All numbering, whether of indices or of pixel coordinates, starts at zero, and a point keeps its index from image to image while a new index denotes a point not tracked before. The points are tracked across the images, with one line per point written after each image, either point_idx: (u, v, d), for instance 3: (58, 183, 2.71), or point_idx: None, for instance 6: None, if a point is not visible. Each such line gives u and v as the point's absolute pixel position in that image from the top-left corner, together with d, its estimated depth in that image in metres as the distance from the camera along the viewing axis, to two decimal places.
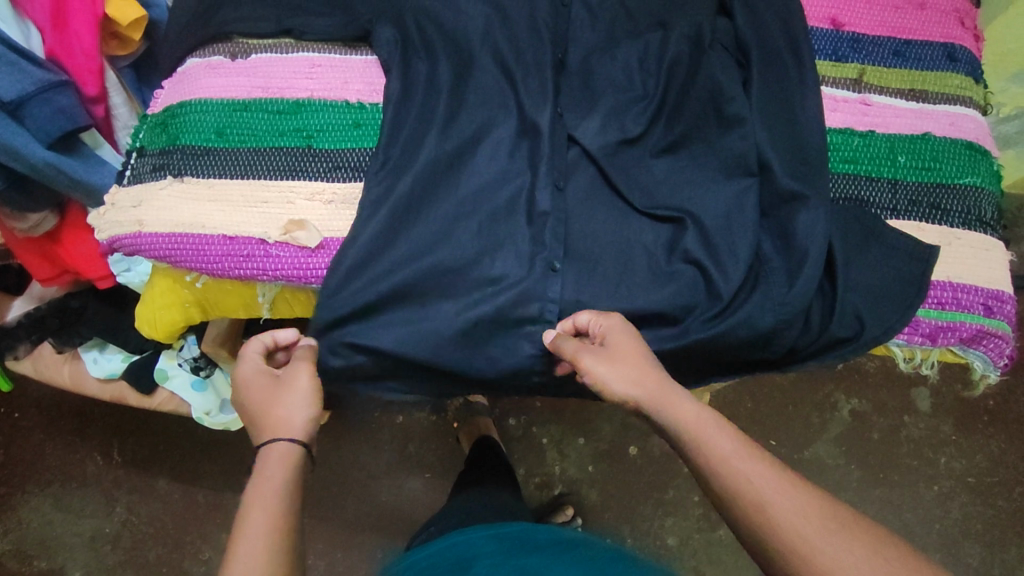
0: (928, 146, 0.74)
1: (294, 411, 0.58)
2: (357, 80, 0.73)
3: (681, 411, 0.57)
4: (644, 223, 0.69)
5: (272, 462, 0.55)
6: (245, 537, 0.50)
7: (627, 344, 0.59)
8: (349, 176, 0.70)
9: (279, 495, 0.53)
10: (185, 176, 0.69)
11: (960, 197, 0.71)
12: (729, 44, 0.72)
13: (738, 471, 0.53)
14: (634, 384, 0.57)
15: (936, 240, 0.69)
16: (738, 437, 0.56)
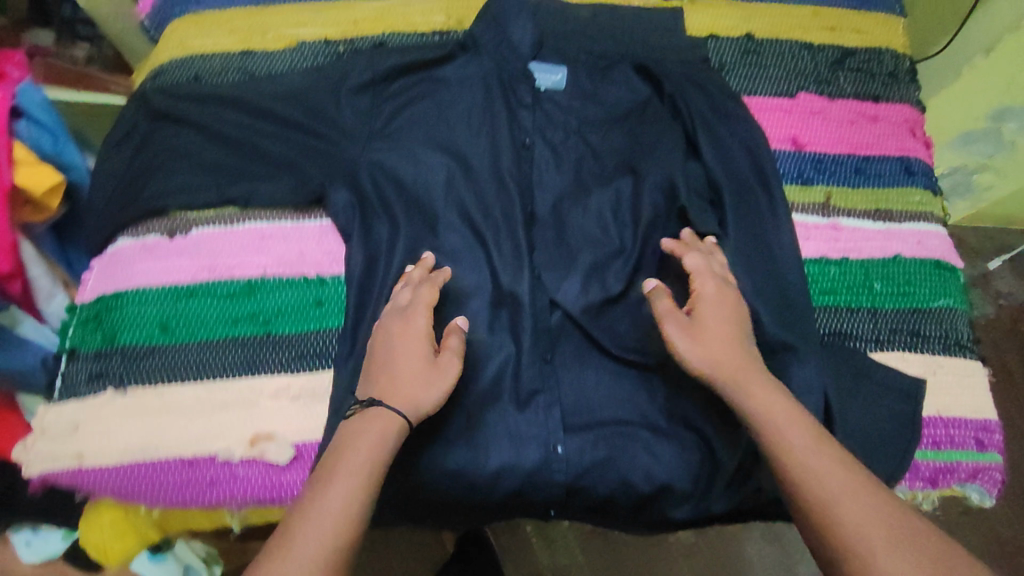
0: (901, 268, 0.74)
1: (427, 393, 0.55)
2: (315, 250, 0.68)
3: (756, 396, 0.55)
4: (637, 385, 0.66)
5: (366, 434, 0.52)
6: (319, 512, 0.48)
7: (715, 319, 0.59)
8: (316, 365, 0.64)
9: (364, 481, 0.49)
10: (127, 385, 0.61)
11: (937, 320, 0.72)
12: (699, 182, 0.71)
13: (803, 462, 0.51)
14: (712, 358, 0.57)
15: (922, 372, 0.70)
16: (814, 434, 0.53)
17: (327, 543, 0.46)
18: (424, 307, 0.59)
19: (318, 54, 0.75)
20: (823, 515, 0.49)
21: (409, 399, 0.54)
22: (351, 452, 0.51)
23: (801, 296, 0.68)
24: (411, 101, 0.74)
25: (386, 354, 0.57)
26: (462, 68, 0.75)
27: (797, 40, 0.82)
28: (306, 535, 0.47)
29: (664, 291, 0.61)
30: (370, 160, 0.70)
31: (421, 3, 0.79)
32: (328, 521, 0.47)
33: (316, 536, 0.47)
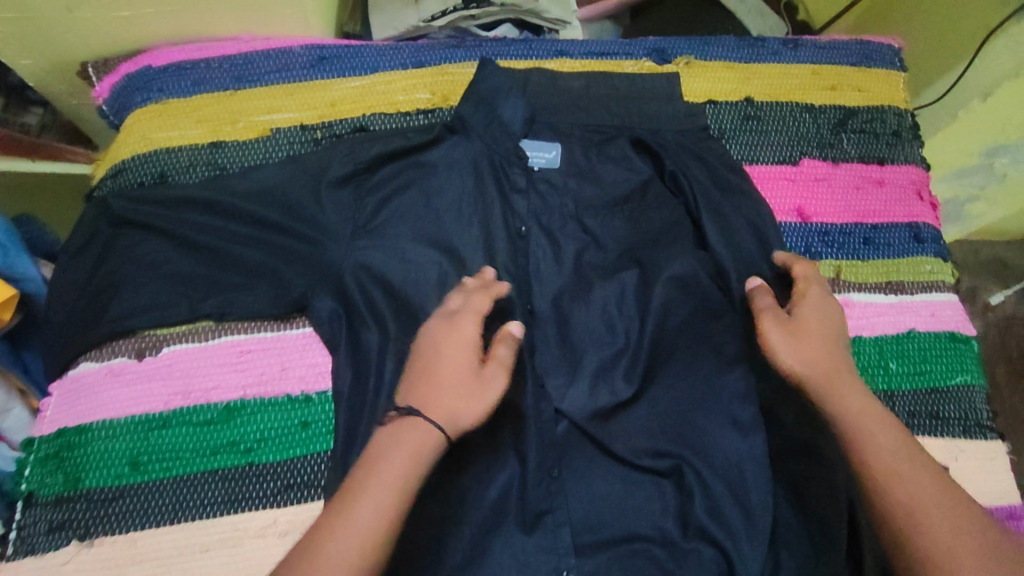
0: (916, 345, 0.71)
1: (468, 409, 0.52)
2: (299, 364, 0.63)
3: (847, 399, 0.55)
4: (650, 494, 0.61)
5: (398, 449, 0.49)
6: (358, 519, 0.46)
7: (816, 322, 0.59)
8: (304, 495, 0.59)
9: (399, 492, 0.48)
10: (95, 535, 0.56)
11: (956, 399, 0.69)
12: (706, 266, 0.67)
13: (889, 468, 0.51)
14: (808, 360, 0.57)
15: (945, 459, 0.67)
16: (904, 439, 0.53)
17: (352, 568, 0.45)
18: (473, 316, 0.56)
19: (293, 142, 0.70)
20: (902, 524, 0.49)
21: (444, 413, 0.51)
22: (380, 469, 0.48)
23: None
24: (396, 191, 0.69)
25: (437, 354, 0.54)
26: (449, 151, 0.70)
27: (798, 102, 0.79)
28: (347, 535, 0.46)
29: (764, 293, 0.62)
30: (356, 261, 0.64)
31: (402, 79, 0.74)
32: (353, 542, 0.46)
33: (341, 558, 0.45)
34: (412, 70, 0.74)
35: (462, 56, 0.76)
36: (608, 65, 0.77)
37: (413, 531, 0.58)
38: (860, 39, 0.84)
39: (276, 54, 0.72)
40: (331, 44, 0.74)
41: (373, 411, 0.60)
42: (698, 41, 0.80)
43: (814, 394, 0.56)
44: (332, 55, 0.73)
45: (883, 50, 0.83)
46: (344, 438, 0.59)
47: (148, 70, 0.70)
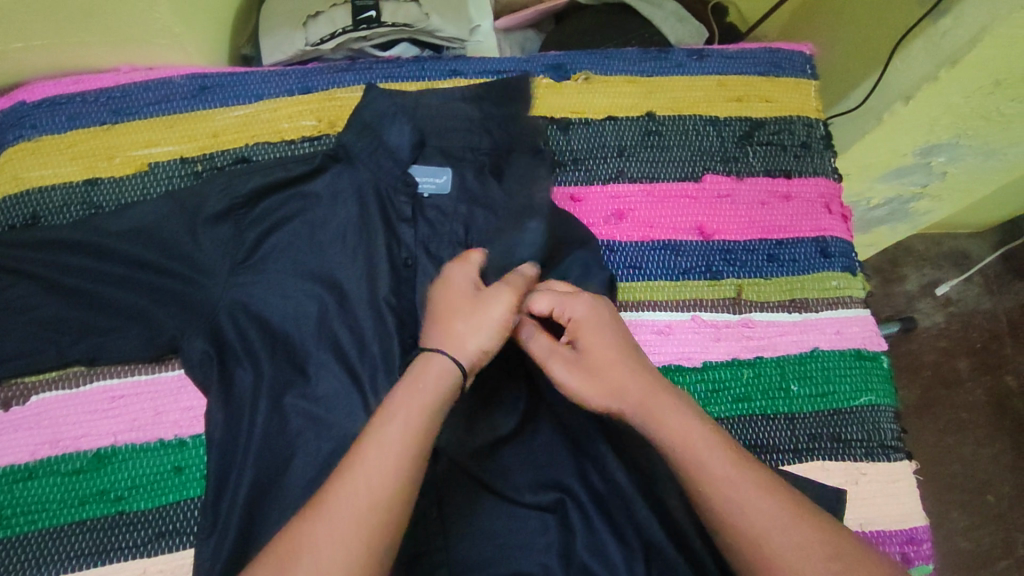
0: (820, 365, 0.68)
1: (476, 332, 0.53)
2: (173, 408, 0.62)
3: (671, 429, 0.50)
4: (534, 530, 0.59)
5: (409, 392, 0.49)
6: (365, 469, 0.46)
7: (601, 352, 0.54)
8: (173, 543, 0.58)
9: (409, 433, 0.47)
10: None
11: (860, 421, 0.67)
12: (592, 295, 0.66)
13: (721, 495, 0.47)
14: (613, 395, 0.53)
15: (846, 484, 0.64)
16: (734, 459, 0.49)
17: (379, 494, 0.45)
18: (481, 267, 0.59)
19: (173, 176, 0.69)
20: (746, 556, 0.46)
21: (457, 340, 0.53)
22: (403, 403, 0.49)
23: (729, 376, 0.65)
24: (279, 224, 0.67)
25: (440, 305, 0.56)
26: (334, 180, 0.69)
27: (702, 115, 0.77)
28: (357, 486, 0.45)
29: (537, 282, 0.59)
30: (232, 299, 0.63)
31: (288, 106, 0.73)
32: (362, 494, 0.45)
33: (373, 489, 0.45)
34: (298, 96, 0.73)
35: (352, 80, 0.74)
36: None
37: None
38: (771, 47, 0.82)
39: (155, 86, 0.71)
40: (214, 73, 0.73)
41: (245, 455, 0.58)
42: (599, 55, 0.79)
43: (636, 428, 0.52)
44: (214, 84, 0.72)
45: (793, 57, 0.81)
46: (215, 483, 0.58)
47: (22, 107, 0.70)
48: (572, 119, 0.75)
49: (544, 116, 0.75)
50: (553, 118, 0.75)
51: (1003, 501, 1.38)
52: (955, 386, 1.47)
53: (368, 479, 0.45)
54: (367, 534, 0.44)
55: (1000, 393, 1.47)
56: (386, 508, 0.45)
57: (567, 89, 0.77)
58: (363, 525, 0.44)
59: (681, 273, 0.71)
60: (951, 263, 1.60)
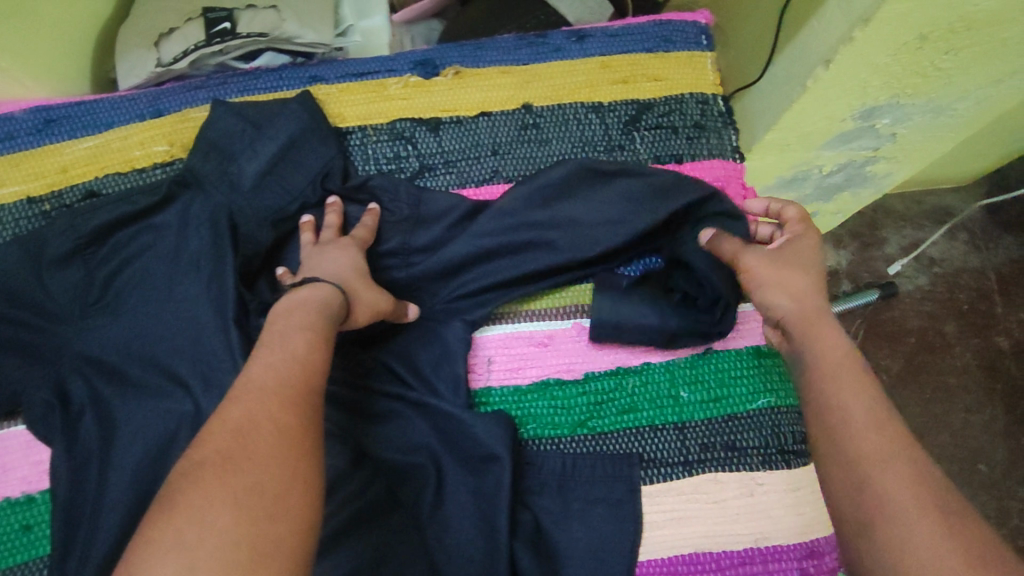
0: (712, 370, 0.64)
1: (373, 297, 0.59)
2: (22, 462, 0.60)
3: (829, 342, 0.50)
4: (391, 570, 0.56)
5: (309, 301, 0.54)
6: (272, 353, 0.49)
7: (793, 256, 0.55)
8: None
9: (308, 325, 0.52)
10: None
11: (755, 427, 0.62)
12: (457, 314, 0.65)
13: (856, 423, 0.46)
14: (792, 296, 0.53)
15: (740, 496, 0.60)
16: (871, 389, 0.48)
17: (281, 377, 0.47)
18: (357, 248, 0.62)
19: (20, 218, 0.66)
20: (859, 475, 0.44)
21: (342, 280, 0.58)
22: (296, 315, 0.52)
23: (555, 410, 0.63)
24: (129, 260, 0.64)
25: (325, 261, 0.60)
26: (185, 209, 0.66)
27: (584, 102, 0.71)
28: (263, 366, 0.47)
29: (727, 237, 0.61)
30: (84, 344, 0.61)
31: (140, 132, 0.69)
32: (269, 371, 0.47)
33: (284, 371, 0.47)
34: (150, 119, 0.70)
35: (204, 97, 0.71)
36: (366, 88, 0.71)
37: None
38: (660, 20, 0.75)
39: None
40: (59, 104, 0.70)
41: (91, 508, 0.56)
42: (470, 46, 0.73)
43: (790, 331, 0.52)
44: (59, 116, 0.69)
45: (685, 28, 0.75)
46: (60, 541, 0.56)
47: None
48: (441, 118, 0.71)
49: (410, 117, 0.70)
50: (421, 119, 0.70)
51: (994, 467, 1.30)
52: (941, 350, 1.38)
53: (268, 363, 0.48)
54: (283, 405, 0.45)
55: (990, 356, 1.38)
56: (299, 389, 0.47)
57: (437, 87, 0.71)
58: (278, 400, 0.45)
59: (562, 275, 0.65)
60: (933, 221, 1.49)
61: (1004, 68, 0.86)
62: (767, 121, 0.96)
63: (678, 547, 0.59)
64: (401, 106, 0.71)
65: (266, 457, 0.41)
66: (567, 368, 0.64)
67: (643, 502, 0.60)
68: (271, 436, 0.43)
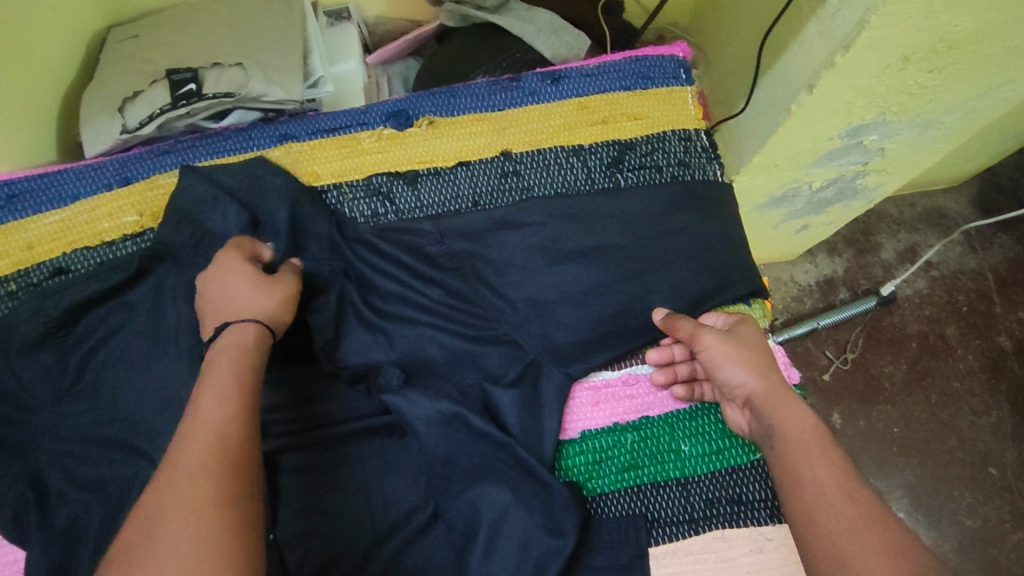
0: (712, 421, 0.61)
1: (272, 296, 0.54)
2: None
3: (793, 416, 0.53)
4: None
5: (225, 350, 0.50)
6: (197, 408, 0.46)
7: (750, 340, 0.58)
8: None
9: (230, 375, 0.48)
10: None
11: (761, 478, 0.59)
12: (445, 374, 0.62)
13: (827, 492, 0.48)
14: (754, 374, 0.55)
15: (752, 553, 0.57)
16: (837, 458, 0.50)
17: (204, 450, 0.44)
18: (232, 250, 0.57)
19: None
20: (833, 543, 0.45)
21: (246, 300, 0.53)
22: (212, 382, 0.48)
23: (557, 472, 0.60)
24: (103, 339, 0.62)
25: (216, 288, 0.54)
26: (159, 283, 0.63)
27: (563, 145, 0.70)
28: (189, 430, 0.45)
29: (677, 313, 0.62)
30: (61, 433, 0.59)
31: (106, 203, 0.67)
32: (198, 438, 0.45)
33: (198, 443, 0.44)
34: (116, 189, 0.67)
35: (172, 162, 0.69)
36: (339, 144, 0.70)
37: None
38: (636, 56, 0.74)
39: None
40: (20, 178, 0.67)
41: None
42: (443, 94, 0.72)
43: (756, 408, 0.54)
44: (22, 192, 0.67)
45: (662, 63, 0.73)
46: None
47: None
48: (419, 171, 0.69)
49: (387, 171, 0.69)
50: (398, 173, 0.69)
51: (1006, 470, 1.27)
52: (944, 354, 1.35)
53: (191, 431, 0.45)
54: (198, 476, 0.43)
55: (993, 357, 1.35)
56: (216, 458, 0.44)
57: (412, 138, 0.70)
58: (199, 473, 0.43)
59: (564, 333, 0.62)
60: (928, 224, 1.47)
61: (989, 82, 0.85)
62: (757, 144, 0.94)
63: None
64: (376, 160, 0.69)
65: (185, 537, 0.40)
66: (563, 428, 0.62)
67: (653, 564, 0.57)
68: (182, 512, 0.41)
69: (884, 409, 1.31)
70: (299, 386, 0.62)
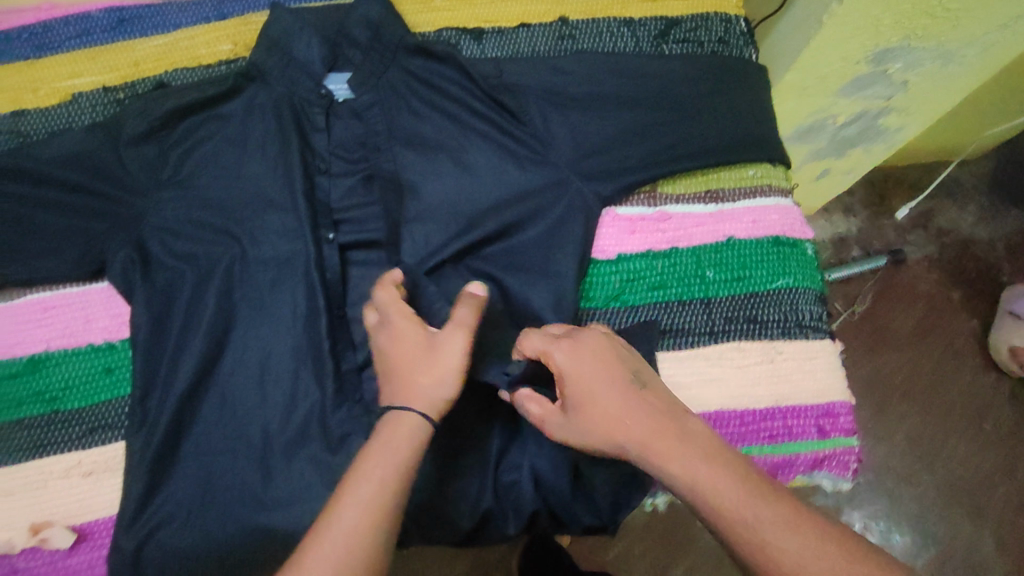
0: (734, 254, 0.69)
1: (436, 377, 0.53)
2: (104, 316, 0.65)
3: (676, 469, 0.48)
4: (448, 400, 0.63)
5: (394, 439, 0.51)
6: (377, 441, 0.51)
7: (592, 394, 0.52)
8: (107, 437, 0.62)
9: (398, 423, 0.51)
10: None
11: (774, 303, 0.68)
12: (496, 199, 0.69)
13: (750, 539, 0.45)
14: (612, 443, 0.51)
15: (761, 362, 0.66)
16: (744, 491, 0.46)
17: (380, 486, 0.48)
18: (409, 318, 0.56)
19: (96, 105, 0.72)
20: None
21: (404, 375, 0.54)
22: (362, 486, 0.48)
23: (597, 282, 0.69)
24: (199, 142, 0.69)
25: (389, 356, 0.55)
26: (250, 102, 0.71)
27: (616, 17, 0.77)
28: (370, 450, 0.50)
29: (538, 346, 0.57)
30: (160, 213, 0.67)
31: (205, 33, 0.74)
32: (381, 473, 0.49)
33: (377, 479, 0.48)
34: (215, 22, 0.75)
35: (265, 4, 0.77)
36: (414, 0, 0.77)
37: (201, 448, 0.61)
38: None
39: (74, 21, 0.74)
40: (131, 5, 0.75)
41: (177, 349, 0.63)
42: None
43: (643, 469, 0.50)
44: (132, 17, 0.75)
45: None
46: (140, 383, 0.62)
47: None
48: (484, 29, 0.77)
49: (455, 26, 0.76)
50: (465, 29, 0.76)
51: (1006, 426, 1.29)
52: (951, 314, 1.39)
53: (375, 467, 0.49)
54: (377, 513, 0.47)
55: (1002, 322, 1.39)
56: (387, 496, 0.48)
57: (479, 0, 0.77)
58: (375, 512, 0.47)
59: (608, 170, 0.69)
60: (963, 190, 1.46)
61: (1011, 11, 0.92)
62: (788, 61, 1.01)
63: (704, 404, 0.65)
64: (447, 17, 0.77)
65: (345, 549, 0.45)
66: (602, 250, 0.69)
67: (673, 363, 0.66)
68: (347, 535, 0.46)
69: (890, 359, 1.35)
70: (371, 198, 0.71)
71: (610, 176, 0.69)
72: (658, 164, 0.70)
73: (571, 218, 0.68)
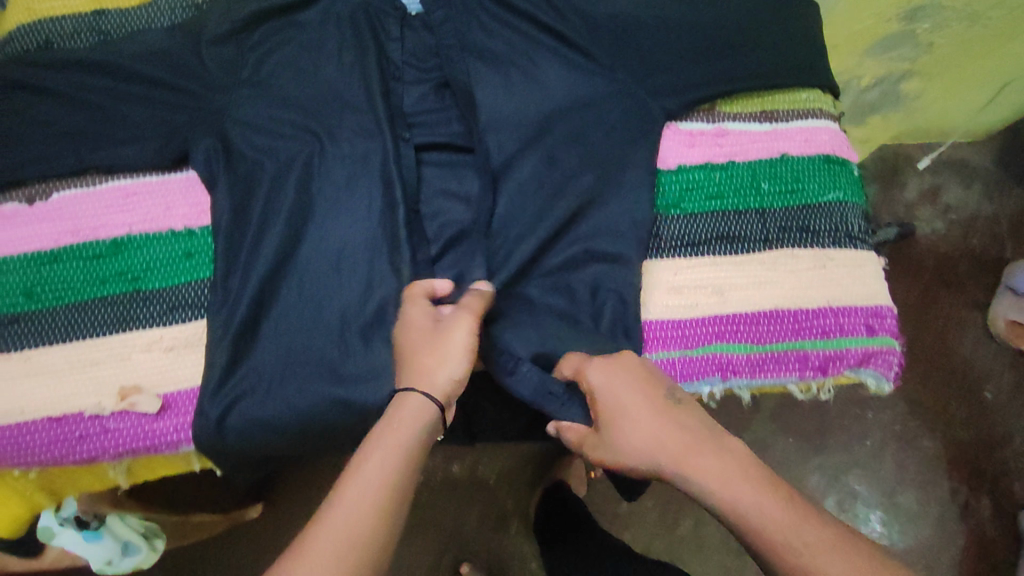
0: (789, 169, 0.73)
1: (442, 360, 0.56)
2: (184, 204, 0.68)
3: (706, 478, 0.51)
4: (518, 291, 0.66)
5: (405, 419, 0.54)
6: (387, 422, 0.54)
7: (622, 407, 0.57)
8: (189, 315, 0.64)
9: (408, 407, 0.55)
10: (12, 347, 0.63)
11: (825, 215, 0.71)
12: (563, 109, 0.71)
13: (781, 544, 0.47)
14: (646, 455, 0.54)
15: (814, 267, 0.69)
16: (776, 499, 0.49)
17: (389, 461, 0.52)
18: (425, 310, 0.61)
19: (175, 8, 0.75)
20: None
21: (411, 359, 0.58)
22: (375, 458, 0.52)
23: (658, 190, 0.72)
24: (276, 45, 0.71)
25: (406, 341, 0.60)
26: (326, 9, 0.73)
27: None
28: (380, 430, 0.54)
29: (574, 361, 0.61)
30: (239, 109, 0.68)
31: None
32: (391, 447, 0.53)
33: (389, 454, 0.52)
34: None
35: None
36: None
37: (278, 328, 0.63)
38: None
39: None
40: None
41: (257, 234, 0.65)
42: None
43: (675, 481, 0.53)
44: None
45: None
46: (223, 265, 0.64)
47: None
48: None
49: None
50: None
51: None
52: None
53: (383, 442, 0.53)
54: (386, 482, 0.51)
55: None
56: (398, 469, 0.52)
57: None
58: (384, 481, 0.51)
59: (672, 84, 0.72)
60: None
61: None
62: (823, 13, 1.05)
63: (759, 303, 0.68)
64: None
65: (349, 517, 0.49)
66: (665, 160, 0.73)
67: (730, 264, 0.69)
68: (359, 501, 0.49)
69: None
70: (442, 106, 0.73)
71: (674, 90, 0.71)
72: (719, 80, 0.72)
73: (635, 125, 0.71)
